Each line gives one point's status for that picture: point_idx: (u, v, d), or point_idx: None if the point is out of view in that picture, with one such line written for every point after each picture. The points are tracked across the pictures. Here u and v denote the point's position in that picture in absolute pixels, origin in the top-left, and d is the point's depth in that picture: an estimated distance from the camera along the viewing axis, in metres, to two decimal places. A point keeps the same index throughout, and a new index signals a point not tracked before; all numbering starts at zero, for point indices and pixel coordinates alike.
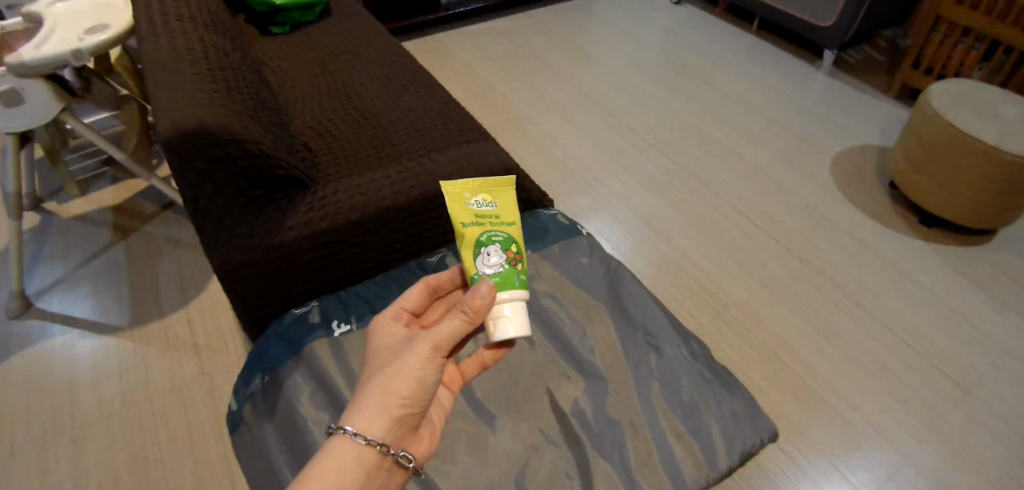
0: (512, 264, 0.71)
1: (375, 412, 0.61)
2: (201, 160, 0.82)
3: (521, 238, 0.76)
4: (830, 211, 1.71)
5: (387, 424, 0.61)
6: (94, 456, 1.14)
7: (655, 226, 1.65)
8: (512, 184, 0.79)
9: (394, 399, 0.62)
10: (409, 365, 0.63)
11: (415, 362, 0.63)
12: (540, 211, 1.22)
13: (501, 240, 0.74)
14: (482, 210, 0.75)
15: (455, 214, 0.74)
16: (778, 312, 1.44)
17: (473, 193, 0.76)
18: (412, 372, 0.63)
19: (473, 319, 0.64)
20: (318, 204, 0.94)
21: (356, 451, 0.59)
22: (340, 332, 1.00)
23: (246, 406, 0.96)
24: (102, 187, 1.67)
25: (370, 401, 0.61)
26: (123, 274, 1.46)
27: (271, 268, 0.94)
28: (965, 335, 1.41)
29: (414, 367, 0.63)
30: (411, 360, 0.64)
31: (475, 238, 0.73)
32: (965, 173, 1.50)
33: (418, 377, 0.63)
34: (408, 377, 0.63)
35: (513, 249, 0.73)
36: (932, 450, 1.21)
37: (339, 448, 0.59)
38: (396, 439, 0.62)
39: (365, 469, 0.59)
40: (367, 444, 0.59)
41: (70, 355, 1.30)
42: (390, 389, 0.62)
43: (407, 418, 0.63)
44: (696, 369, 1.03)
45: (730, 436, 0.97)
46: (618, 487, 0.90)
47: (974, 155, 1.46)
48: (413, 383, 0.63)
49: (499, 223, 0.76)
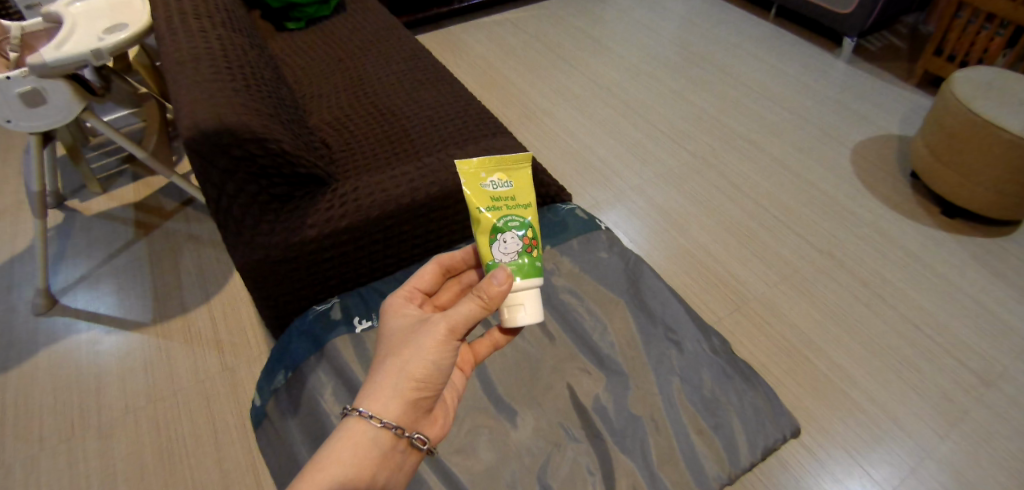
0: (527, 252, 0.71)
1: (390, 396, 0.64)
2: (223, 159, 0.83)
3: (538, 221, 0.75)
4: (851, 202, 1.69)
5: (401, 407, 0.65)
6: (122, 449, 1.17)
7: (672, 218, 1.64)
8: (528, 161, 0.77)
9: (408, 383, 0.64)
10: (424, 350, 0.65)
11: (430, 347, 0.66)
12: (558, 206, 1.21)
13: (518, 225, 0.73)
14: (498, 191, 0.73)
15: (471, 196, 0.73)
16: (797, 304, 1.43)
17: (488, 173, 0.73)
18: (426, 357, 0.65)
19: (488, 305, 0.65)
20: (338, 201, 0.95)
21: (371, 433, 0.63)
22: (361, 328, 1.00)
23: (270, 401, 0.97)
24: (122, 184, 1.69)
25: (386, 384, 0.64)
26: (145, 270, 1.48)
27: (294, 265, 0.94)
28: (990, 328, 1.38)
29: (429, 352, 0.65)
30: (426, 345, 0.66)
31: (491, 224, 0.72)
32: (990, 163, 1.47)
33: (433, 362, 0.66)
34: (423, 363, 0.65)
35: (529, 235, 0.72)
36: (956, 445, 1.19)
37: (355, 429, 0.63)
38: (411, 421, 0.66)
39: (380, 449, 0.63)
40: (382, 428, 0.63)
41: (95, 350, 1.32)
42: (405, 374, 0.65)
43: (421, 401, 0.66)
44: (717, 364, 1.03)
45: (751, 432, 0.97)
46: (640, 483, 0.90)
47: (999, 145, 1.43)
48: (428, 368, 0.65)
49: (515, 205, 0.74)
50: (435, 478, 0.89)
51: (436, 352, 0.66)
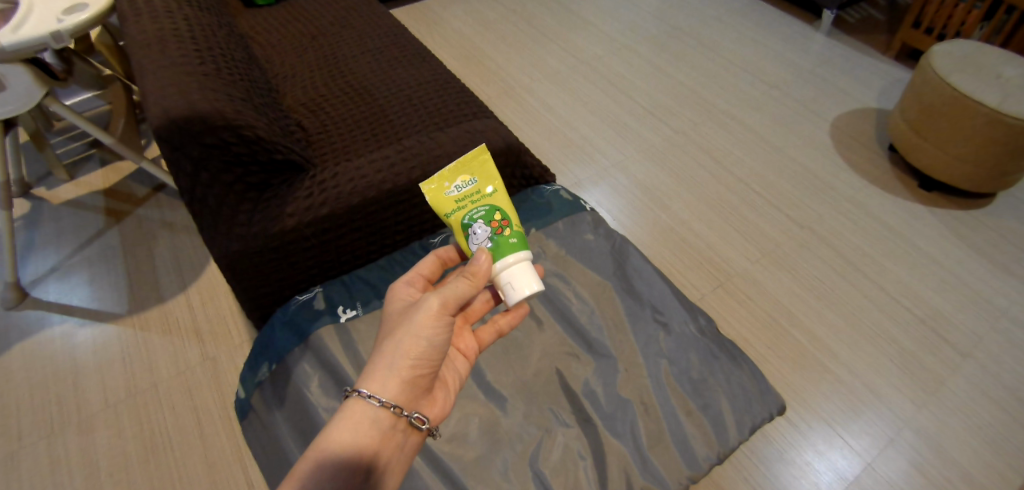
0: (496, 234, 0.74)
1: (388, 375, 0.65)
2: (195, 148, 0.80)
3: (508, 204, 0.78)
4: (830, 177, 1.70)
5: (399, 385, 0.65)
6: (104, 445, 1.14)
7: (655, 195, 1.63)
8: (486, 152, 0.78)
9: (405, 361, 0.65)
10: (417, 326, 0.66)
11: (423, 323, 0.67)
12: (542, 187, 1.19)
13: (485, 214, 0.76)
14: (463, 191, 0.76)
15: (439, 206, 0.77)
16: (779, 279, 1.45)
17: (449, 179, 0.77)
18: (420, 333, 0.66)
19: (476, 283, 0.68)
20: (317, 189, 0.90)
21: (371, 412, 0.63)
22: (345, 317, 0.96)
23: (255, 393, 0.93)
24: (90, 170, 1.63)
25: (385, 363, 0.65)
26: (118, 260, 1.44)
27: (272, 257, 0.90)
28: (965, 299, 1.42)
29: (423, 327, 0.66)
30: (420, 322, 0.67)
31: (461, 222, 0.76)
32: (965, 135, 1.49)
33: (427, 338, 0.67)
34: (417, 339, 0.66)
35: (495, 219, 0.75)
36: (931, 414, 1.23)
37: (356, 408, 0.63)
38: (409, 400, 0.66)
39: (380, 428, 0.64)
40: (380, 406, 0.63)
41: (70, 343, 1.29)
42: (400, 352, 0.66)
43: (419, 378, 0.67)
44: (705, 345, 1.02)
45: (740, 412, 0.97)
46: (630, 465, 0.91)
47: (974, 118, 1.45)
48: (422, 345, 0.66)
49: (481, 197, 0.77)
50: (427, 468, 0.89)
51: (430, 326, 0.67)
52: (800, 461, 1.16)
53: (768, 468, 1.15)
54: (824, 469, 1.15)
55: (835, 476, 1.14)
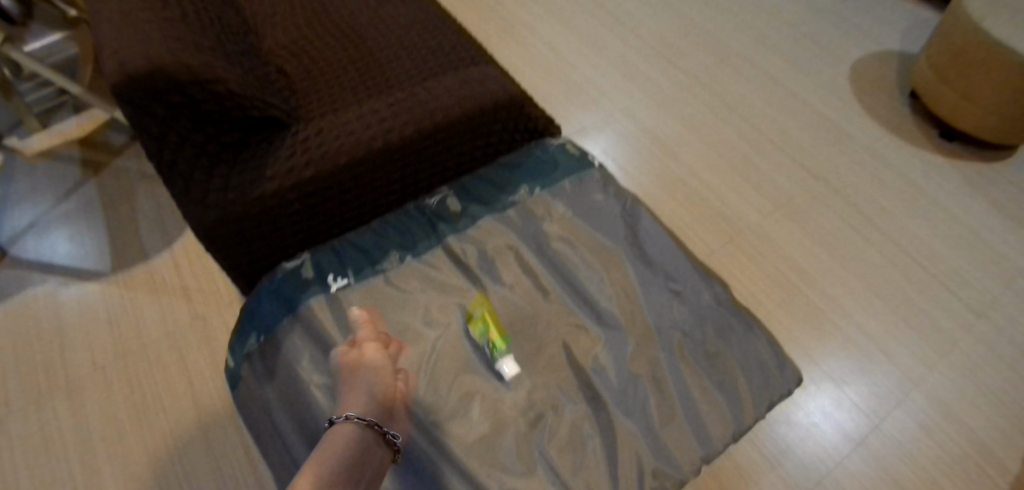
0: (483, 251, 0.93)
1: (364, 400, 0.69)
2: (159, 106, 0.72)
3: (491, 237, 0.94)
4: (849, 125, 1.60)
5: (373, 406, 0.69)
6: (95, 411, 1.11)
7: (664, 143, 1.54)
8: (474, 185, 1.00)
9: (372, 386, 0.71)
10: (368, 352, 0.74)
11: (369, 347, 0.75)
12: (547, 142, 1.05)
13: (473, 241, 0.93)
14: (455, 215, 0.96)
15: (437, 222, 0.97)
16: (791, 234, 1.38)
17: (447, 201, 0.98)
18: (373, 355, 0.74)
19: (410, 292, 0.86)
20: (300, 148, 0.82)
21: (355, 432, 0.65)
22: (336, 287, 0.88)
23: (244, 366, 0.85)
24: (66, 120, 1.48)
25: (356, 396, 0.69)
26: (99, 215, 1.36)
27: (254, 224, 0.83)
28: (982, 257, 1.36)
29: (376, 361, 0.74)
30: (368, 347, 0.75)
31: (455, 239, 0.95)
32: (999, 87, 1.38)
33: (379, 360, 0.74)
34: (372, 366, 0.73)
35: (482, 245, 0.93)
36: (942, 376, 1.20)
37: (341, 432, 0.65)
38: (382, 419, 0.69)
39: (366, 445, 0.65)
40: (364, 425, 0.66)
41: (53, 303, 1.23)
42: (365, 379, 0.71)
43: (388, 401, 0.71)
44: (722, 318, 0.90)
45: (757, 389, 0.87)
46: (642, 450, 0.80)
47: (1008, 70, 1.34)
48: (379, 369, 0.73)
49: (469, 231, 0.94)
50: (425, 449, 0.76)
51: (378, 353, 0.74)
52: (806, 422, 1.14)
53: (773, 429, 1.13)
54: (828, 429, 1.13)
55: (840, 436, 1.13)
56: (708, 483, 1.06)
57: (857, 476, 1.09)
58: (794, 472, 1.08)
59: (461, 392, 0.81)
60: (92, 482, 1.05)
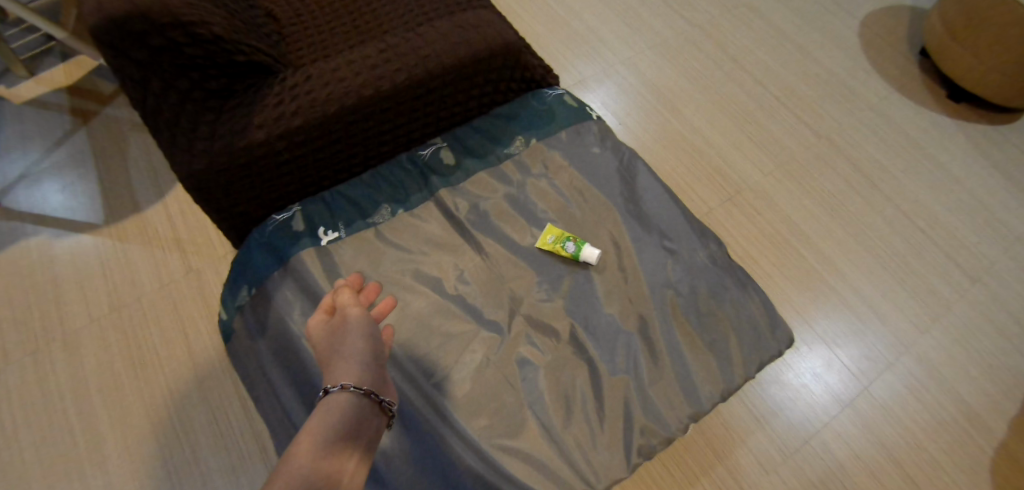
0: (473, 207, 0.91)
1: (358, 366, 0.60)
2: (140, 51, 0.69)
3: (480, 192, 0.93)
4: (858, 83, 1.55)
5: (368, 374, 0.60)
6: (92, 362, 1.12)
7: (666, 98, 1.49)
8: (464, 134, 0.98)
9: (365, 352, 0.62)
10: (355, 319, 0.66)
11: (355, 314, 0.67)
12: (544, 92, 1.02)
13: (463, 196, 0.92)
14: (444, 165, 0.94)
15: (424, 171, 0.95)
16: (791, 195, 1.36)
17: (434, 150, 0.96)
18: (360, 322, 0.66)
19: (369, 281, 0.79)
20: (288, 95, 0.79)
21: (351, 400, 0.57)
22: (328, 240, 0.87)
23: (236, 318, 0.85)
24: (52, 65, 1.45)
25: (345, 362, 0.61)
26: (89, 164, 1.33)
27: (242, 174, 0.81)
28: (982, 221, 1.35)
29: (360, 323, 0.66)
30: (354, 314, 0.67)
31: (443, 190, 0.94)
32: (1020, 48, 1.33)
33: (367, 328, 0.66)
34: (360, 332, 0.65)
35: (471, 200, 0.92)
36: (932, 339, 1.21)
37: (336, 399, 0.56)
38: (379, 385, 0.60)
39: (362, 414, 0.57)
40: (361, 392, 0.57)
41: (46, 254, 1.23)
42: (354, 345, 0.63)
43: (381, 366, 0.62)
44: (715, 275, 0.89)
45: (747, 348, 0.86)
46: (631, 407, 0.80)
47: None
48: (367, 335, 0.65)
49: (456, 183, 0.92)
50: (419, 402, 0.77)
51: (359, 314, 0.67)
52: (795, 383, 1.15)
53: (763, 388, 1.14)
54: (818, 389, 1.15)
55: (829, 396, 1.14)
56: (696, 439, 1.08)
57: (844, 436, 1.11)
58: (781, 430, 1.10)
59: (453, 347, 0.81)
60: (92, 430, 1.07)
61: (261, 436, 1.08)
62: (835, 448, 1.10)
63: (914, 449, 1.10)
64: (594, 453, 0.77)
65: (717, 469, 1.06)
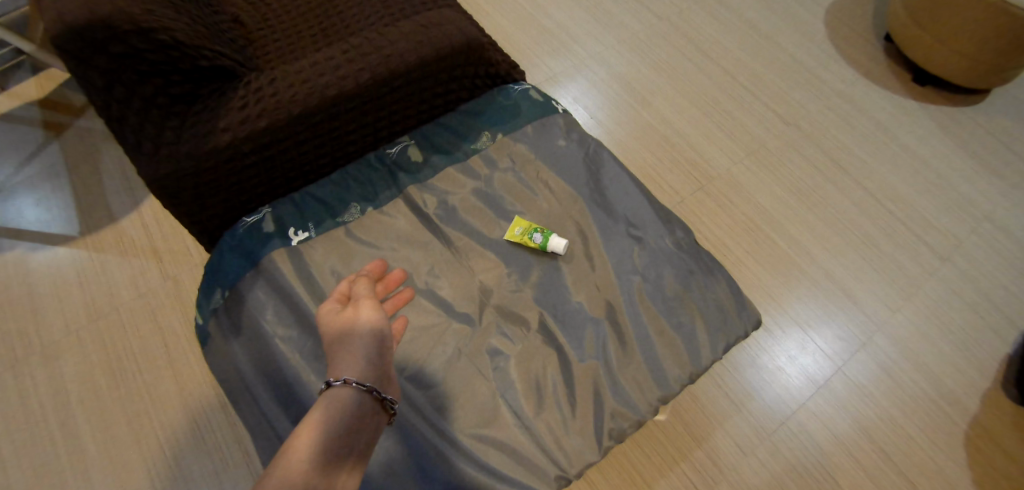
0: (441, 204, 0.92)
1: (363, 363, 0.63)
2: (103, 58, 0.69)
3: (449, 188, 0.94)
4: (824, 70, 1.58)
5: (372, 371, 0.63)
6: (72, 373, 1.12)
7: (637, 91, 1.51)
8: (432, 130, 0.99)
9: (371, 349, 0.64)
10: (365, 313, 0.68)
11: (365, 307, 0.69)
12: (509, 88, 1.03)
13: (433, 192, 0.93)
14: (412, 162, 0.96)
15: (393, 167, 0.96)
16: (762, 182, 1.39)
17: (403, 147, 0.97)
18: (370, 316, 0.68)
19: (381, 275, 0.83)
20: (253, 97, 0.80)
21: (353, 397, 0.59)
22: (298, 239, 0.87)
23: (210, 321, 0.85)
24: (21, 79, 1.44)
25: (351, 356, 0.63)
26: (63, 177, 1.32)
27: (210, 177, 0.82)
28: (948, 201, 1.38)
29: (370, 319, 0.68)
30: (364, 308, 0.69)
31: None
32: (983, 33, 1.36)
33: (377, 322, 0.68)
34: (369, 326, 0.67)
35: (440, 196, 0.93)
36: (903, 318, 1.24)
37: (338, 395, 0.59)
38: (382, 384, 0.63)
39: (362, 412, 0.59)
40: (363, 391, 0.60)
41: (21, 268, 1.22)
42: (361, 340, 0.65)
43: (385, 363, 0.65)
44: (681, 260, 0.91)
45: (714, 330, 0.88)
46: (601, 392, 0.82)
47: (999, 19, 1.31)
48: (376, 330, 0.67)
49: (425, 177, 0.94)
50: None
51: (370, 309, 0.69)
52: (771, 365, 1.17)
53: (740, 373, 1.16)
54: (793, 372, 1.17)
55: (805, 378, 1.16)
56: (674, 424, 1.10)
57: (820, 416, 1.13)
58: (758, 413, 1.12)
59: (425, 340, 0.82)
60: (74, 441, 1.07)
61: (244, 441, 1.09)
62: (810, 427, 1.12)
63: (888, 425, 1.13)
64: (566, 438, 0.79)
65: (695, 453, 1.08)
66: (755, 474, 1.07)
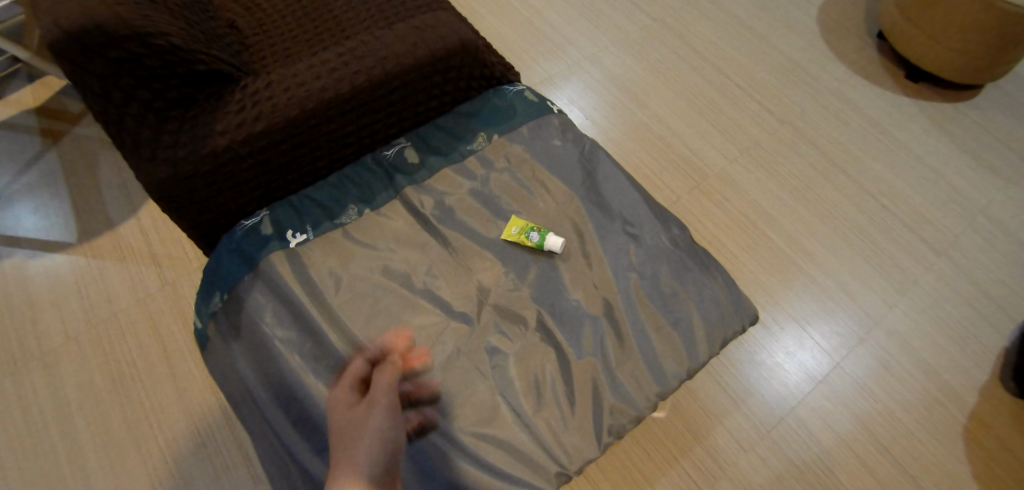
0: (439, 205, 0.93)
1: (363, 475, 0.62)
2: (100, 63, 0.70)
3: (446, 189, 0.94)
4: (817, 68, 1.59)
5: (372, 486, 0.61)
6: (72, 380, 1.12)
7: (631, 91, 1.52)
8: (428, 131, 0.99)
9: (375, 459, 0.63)
10: (377, 419, 0.67)
11: (378, 412, 0.68)
12: (505, 89, 1.04)
13: (430, 194, 0.93)
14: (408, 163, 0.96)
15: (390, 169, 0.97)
16: (757, 180, 1.39)
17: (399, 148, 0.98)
18: (381, 424, 0.67)
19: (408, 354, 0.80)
20: (249, 101, 0.81)
21: None
22: (296, 242, 0.88)
23: (210, 324, 0.86)
24: (17, 87, 1.44)
25: (353, 465, 0.62)
26: (61, 184, 1.32)
27: (208, 181, 0.82)
28: (943, 197, 1.39)
29: (381, 422, 0.67)
30: (377, 413, 0.68)
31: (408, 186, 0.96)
32: (976, 31, 1.37)
33: (388, 429, 0.67)
34: (380, 434, 0.66)
35: (437, 197, 0.93)
36: (900, 313, 1.24)
37: None
38: None
39: None
40: None
41: (20, 276, 1.22)
42: (367, 447, 0.64)
43: (387, 473, 0.64)
44: (677, 257, 0.91)
45: (712, 325, 0.89)
46: (600, 389, 0.82)
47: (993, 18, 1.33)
48: (386, 438, 0.66)
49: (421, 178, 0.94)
50: None
51: (382, 414, 0.68)
52: (769, 362, 1.18)
53: (739, 370, 1.16)
54: (792, 369, 1.17)
55: (803, 375, 1.17)
56: (674, 422, 1.11)
57: (819, 412, 1.14)
58: (758, 410, 1.13)
59: (424, 340, 0.83)
60: (75, 448, 1.07)
61: (245, 445, 1.09)
62: (810, 423, 1.12)
63: (888, 421, 1.13)
64: (566, 436, 0.79)
65: (696, 450, 1.08)
66: (756, 470, 1.08)
